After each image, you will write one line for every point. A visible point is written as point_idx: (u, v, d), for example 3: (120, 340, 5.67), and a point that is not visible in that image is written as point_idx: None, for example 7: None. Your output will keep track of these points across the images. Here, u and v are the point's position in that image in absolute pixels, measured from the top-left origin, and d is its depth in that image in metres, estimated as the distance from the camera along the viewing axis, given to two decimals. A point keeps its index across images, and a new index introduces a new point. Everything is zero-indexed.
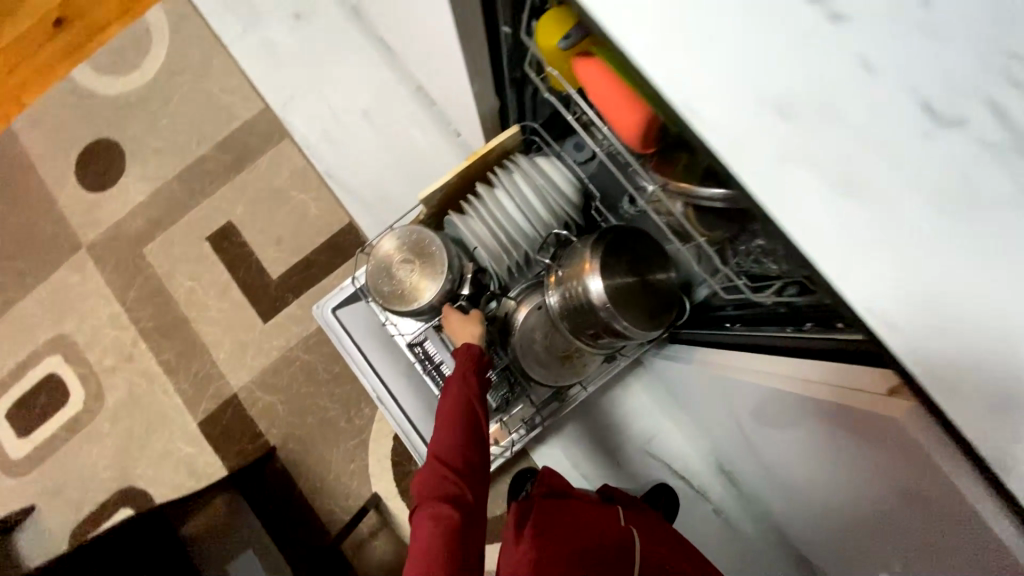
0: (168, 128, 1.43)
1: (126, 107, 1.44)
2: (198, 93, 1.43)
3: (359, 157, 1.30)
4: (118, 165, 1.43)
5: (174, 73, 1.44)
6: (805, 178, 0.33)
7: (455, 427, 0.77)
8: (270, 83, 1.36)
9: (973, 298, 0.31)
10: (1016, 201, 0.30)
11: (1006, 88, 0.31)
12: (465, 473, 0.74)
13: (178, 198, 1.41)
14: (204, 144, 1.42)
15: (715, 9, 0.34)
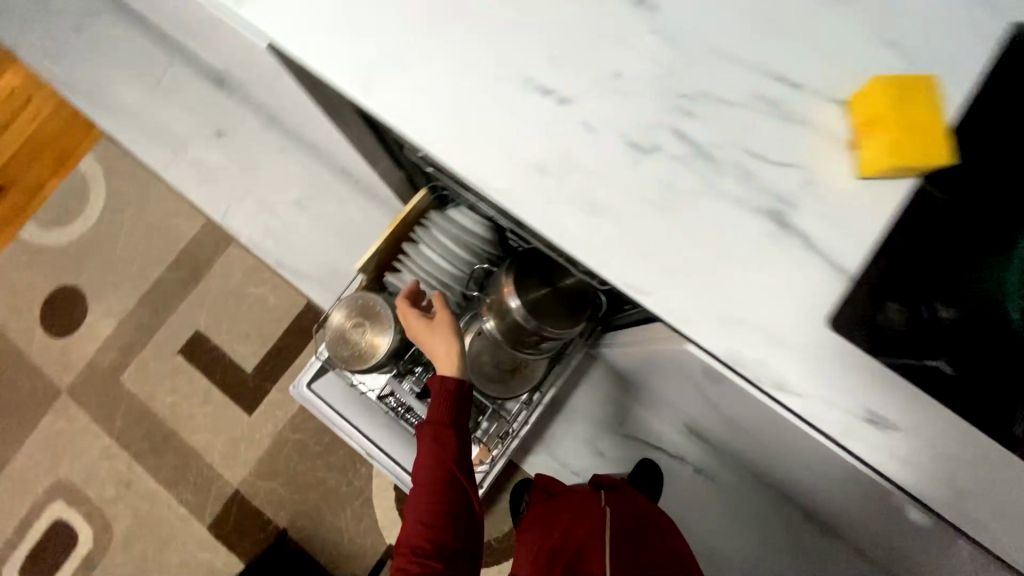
0: (122, 262, 1.54)
1: (78, 253, 1.55)
2: (143, 224, 1.55)
3: (303, 243, 1.44)
4: (81, 307, 1.52)
5: (117, 211, 1.56)
6: (570, 211, 0.48)
7: (430, 491, 0.72)
8: (208, 199, 1.49)
9: (693, 261, 0.46)
10: (699, 189, 0.47)
11: (679, 119, 0.49)
12: (440, 540, 0.70)
13: (144, 322, 1.50)
14: (158, 267, 1.53)
15: (487, 115, 0.50)
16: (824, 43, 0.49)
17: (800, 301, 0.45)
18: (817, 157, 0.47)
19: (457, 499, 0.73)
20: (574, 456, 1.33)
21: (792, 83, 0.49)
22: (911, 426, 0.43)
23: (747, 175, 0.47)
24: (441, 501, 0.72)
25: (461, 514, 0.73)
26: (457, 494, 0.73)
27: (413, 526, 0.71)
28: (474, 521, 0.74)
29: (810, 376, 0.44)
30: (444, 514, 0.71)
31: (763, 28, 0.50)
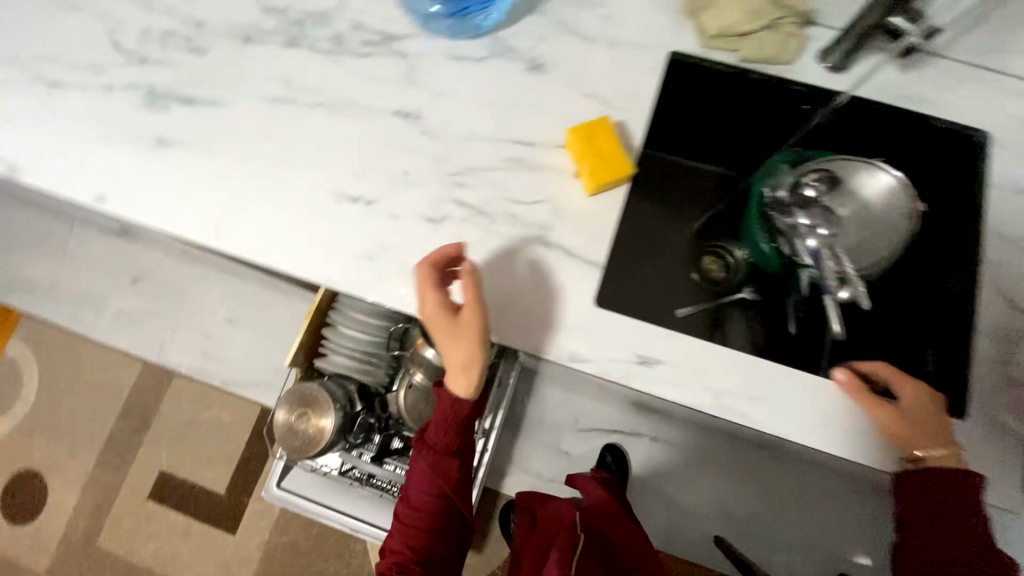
0: (71, 428, 1.57)
1: (25, 434, 1.57)
2: (82, 385, 1.59)
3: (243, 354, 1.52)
4: (40, 485, 1.54)
5: (53, 381, 1.60)
6: (395, 281, 0.63)
7: (426, 517, 0.71)
8: (140, 342, 1.56)
9: (491, 291, 0.62)
10: (482, 238, 0.64)
11: (456, 190, 0.65)
12: (423, 556, 0.70)
13: (108, 479, 1.53)
14: (108, 421, 1.57)
15: (316, 230, 0.65)
16: (543, 107, 0.68)
17: (573, 295, 0.62)
18: (558, 190, 0.65)
19: (451, 518, 0.72)
20: (544, 465, 1.34)
21: (528, 143, 0.67)
22: (671, 356, 0.59)
23: (513, 217, 0.64)
24: (434, 525, 0.71)
25: (451, 533, 0.73)
26: (448, 516, 0.72)
27: (401, 544, 0.71)
28: (462, 538, 0.75)
29: (594, 346, 0.60)
30: (433, 534, 0.71)
31: (499, 109, 0.68)
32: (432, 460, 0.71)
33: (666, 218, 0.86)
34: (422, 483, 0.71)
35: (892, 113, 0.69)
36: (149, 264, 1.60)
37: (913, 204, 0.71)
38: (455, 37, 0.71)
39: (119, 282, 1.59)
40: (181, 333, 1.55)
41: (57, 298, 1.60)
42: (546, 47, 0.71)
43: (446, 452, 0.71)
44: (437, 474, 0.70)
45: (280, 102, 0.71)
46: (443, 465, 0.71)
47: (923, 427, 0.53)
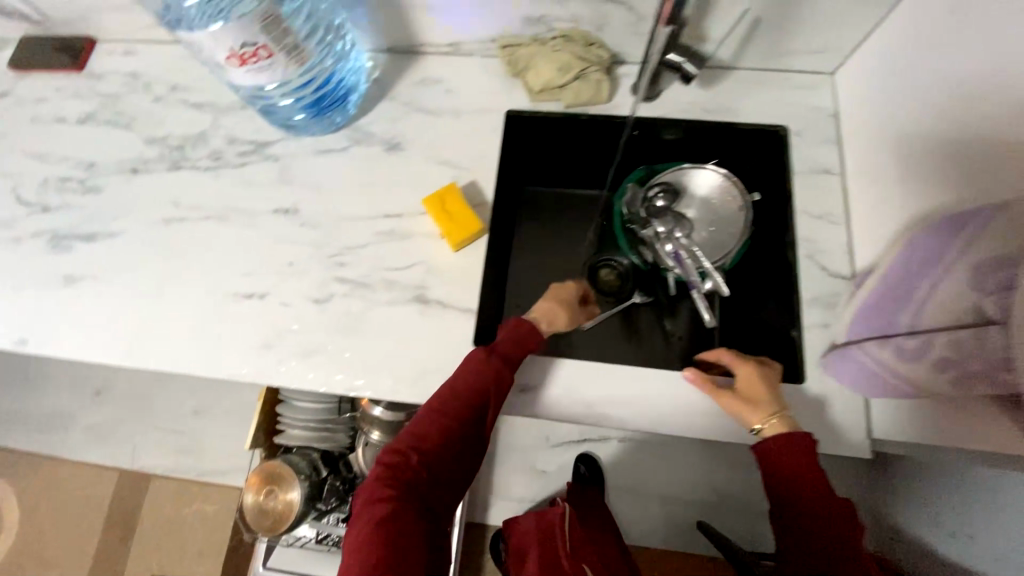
0: (57, 553, 1.56)
1: (11, 568, 1.56)
2: (62, 507, 1.59)
3: (215, 442, 1.55)
4: None
5: (32, 509, 1.60)
6: (295, 363, 0.69)
7: (465, 410, 0.61)
8: (113, 452, 1.58)
9: (381, 353, 0.69)
10: (367, 307, 0.71)
11: (339, 269, 0.73)
12: (421, 480, 0.61)
13: None
14: (92, 538, 1.57)
15: (219, 330, 0.72)
16: (404, 181, 0.77)
17: (452, 342, 0.69)
18: (427, 250, 0.73)
19: (465, 441, 0.63)
20: (521, 487, 1.28)
21: (394, 215, 0.75)
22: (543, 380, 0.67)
23: (392, 282, 0.72)
24: (481, 416, 0.63)
25: (461, 455, 0.63)
26: (470, 435, 0.63)
27: (430, 439, 0.61)
28: (469, 466, 0.65)
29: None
30: (439, 455, 0.61)
31: (366, 189, 0.77)
32: (474, 366, 0.62)
33: (553, 251, 0.96)
34: (466, 373, 0.61)
35: (704, 127, 0.78)
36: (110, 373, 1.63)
37: (746, 197, 0.81)
38: (318, 133, 0.80)
39: (83, 397, 1.62)
40: (149, 436, 1.57)
41: (22, 425, 1.62)
42: (399, 127, 0.80)
43: (513, 350, 0.64)
44: (477, 380, 0.61)
45: (174, 221, 0.79)
46: (504, 356, 0.63)
47: (754, 398, 0.61)
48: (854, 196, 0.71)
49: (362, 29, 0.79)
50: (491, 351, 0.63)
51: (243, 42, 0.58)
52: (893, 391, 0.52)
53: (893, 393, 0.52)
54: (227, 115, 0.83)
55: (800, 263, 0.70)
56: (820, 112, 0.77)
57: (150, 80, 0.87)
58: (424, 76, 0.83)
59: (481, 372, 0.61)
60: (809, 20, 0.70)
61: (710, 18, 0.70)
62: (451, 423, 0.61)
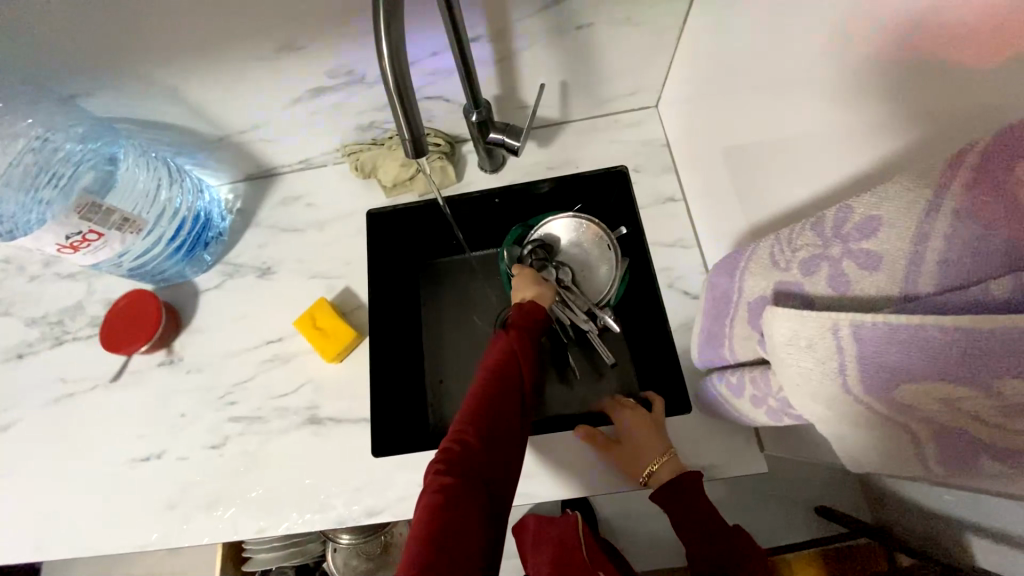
0: None
1: None
2: None
3: None
4: None
5: None
6: (200, 516, 0.69)
7: (500, 390, 0.61)
8: None
9: (283, 485, 0.69)
10: (263, 442, 0.71)
11: (229, 408, 0.74)
12: (482, 448, 0.56)
13: None
14: None
15: (123, 501, 0.72)
16: (280, 305, 0.79)
17: (353, 456, 0.69)
18: (313, 369, 0.74)
19: (509, 419, 0.60)
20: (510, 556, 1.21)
21: (276, 340, 0.77)
22: None
23: (283, 408, 0.73)
24: (512, 399, 0.61)
25: (509, 430, 0.59)
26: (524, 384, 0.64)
27: (470, 425, 0.58)
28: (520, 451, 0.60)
29: (381, 497, 0.67)
30: (492, 428, 0.58)
31: (245, 321, 0.78)
32: (505, 342, 0.67)
33: (451, 317, 0.90)
34: (493, 361, 0.65)
35: (552, 185, 0.82)
36: None
37: (612, 233, 0.83)
38: (190, 276, 0.81)
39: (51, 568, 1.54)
40: None
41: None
42: (268, 252, 0.82)
43: (529, 342, 0.68)
44: (509, 359, 0.65)
45: (66, 399, 0.79)
46: (518, 350, 0.66)
47: (641, 451, 0.62)
48: (698, 217, 0.75)
49: (211, 169, 0.82)
50: (500, 355, 0.65)
51: (67, 235, 0.61)
52: (736, 414, 0.53)
53: (738, 416, 0.53)
54: (100, 280, 0.84)
55: (664, 293, 0.73)
56: (653, 144, 0.82)
57: (22, 262, 0.87)
58: (283, 195, 0.85)
59: (498, 365, 0.64)
60: (610, 71, 0.75)
61: (521, 92, 0.75)
62: (487, 406, 0.59)
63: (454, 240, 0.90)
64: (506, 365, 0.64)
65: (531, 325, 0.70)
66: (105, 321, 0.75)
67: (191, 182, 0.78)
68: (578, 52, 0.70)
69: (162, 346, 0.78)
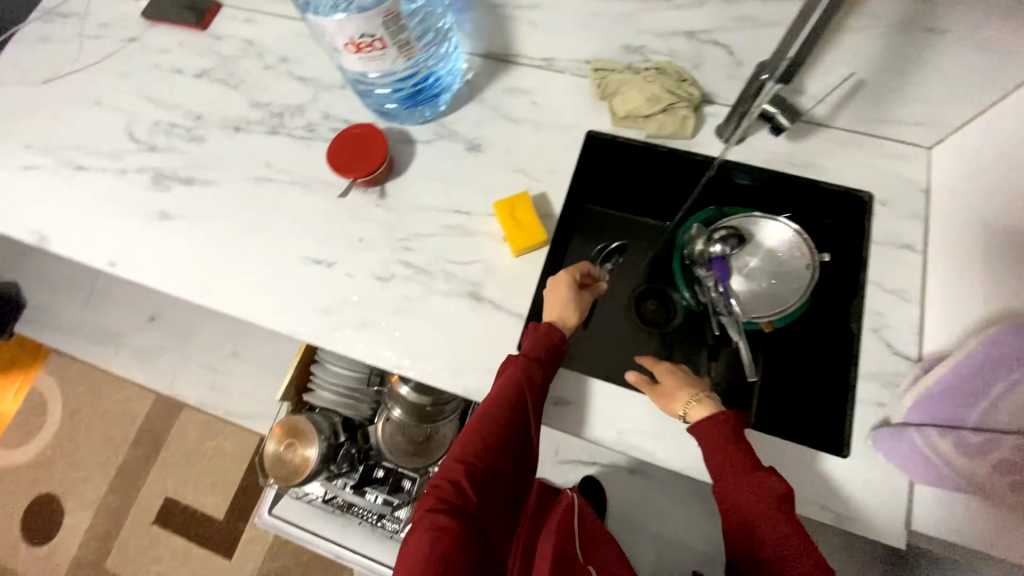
0: (108, 448, 1.81)
1: (74, 451, 1.83)
2: (120, 412, 1.83)
3: (253, 387, 1.73)
4: (76, 495, 1.78)
5: (101, 406, 1.86)
6: (345, 329, 0.74)
7: (495, 441, 0.64)
8: (168, 373, 1.80)
9: (428, 338, 0.72)
10: (423, 293, 0.75)
11: (404, 252, 0.77)
12: (477, 491, 0.64)
13: (129, 495, 1.74)
14: (137, 447, 1.78)
15: (280, 285, 0.78)
16: (478, 181, 0.81)
17: (497, 344, 0.71)
18: (489, 251, 0.76)
19: (504, 469, 0.66)
20: None
21: (464, 212, 0.79)
22: (608, 410, 0.67)
23: (451, 273, 0.75)
24: (506, 451, 0.65)
25: (506, 467, 0.66)
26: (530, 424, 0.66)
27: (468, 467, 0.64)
28: (515, 486, 0.68)
29: None
30: (486, 472, 0.65)
31: (443, 182, 0.81)
32: (519, 378, 0.63)
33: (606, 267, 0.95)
34: (504, 395, 0.63)
35: (769, 175, 0.78)
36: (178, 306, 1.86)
37: (816, 255, 0.79)
38: (407, 122, 0.85)
39: (150, 319, 1.86)
40: (203, 361, 1.79)
41: (85, 340, 1.90)
42: (483, 130, 0.84)
43: (544, 368, 0.65)
44: (521, 398, 0.63)
45: (262, 181, 0.86)
46: (533, 386, 0.64)
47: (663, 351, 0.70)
48: (935, 275, 0.69)
49: (466, 32, 0.84)
50: (512, 383, 0.63)
51: (362, 32, 0.64)
52: (896, 465, 0.59)
53: (911, 473, 0.57)
54: (326, 94, 0.90)
55: (864, 334, 0.68)
56: (911, 184, 0.75)
57: (262, 48, 0.96)
58: (514, 83, 0.86)
59: (511, 404, 0.63)
60: (910, 92, 0.69)
61: (810, 75, 0.71)
62: (490, 445, 0.65)
63: (631, 197, 0.93)
64: (516, 403, 0.63)
65: (547, 362, 0.66)
66: (332, 151, 0.78)
67: (449, 42, 0.81)
68: (904, 54, 0.64)
69: (375, 185, 0.81)
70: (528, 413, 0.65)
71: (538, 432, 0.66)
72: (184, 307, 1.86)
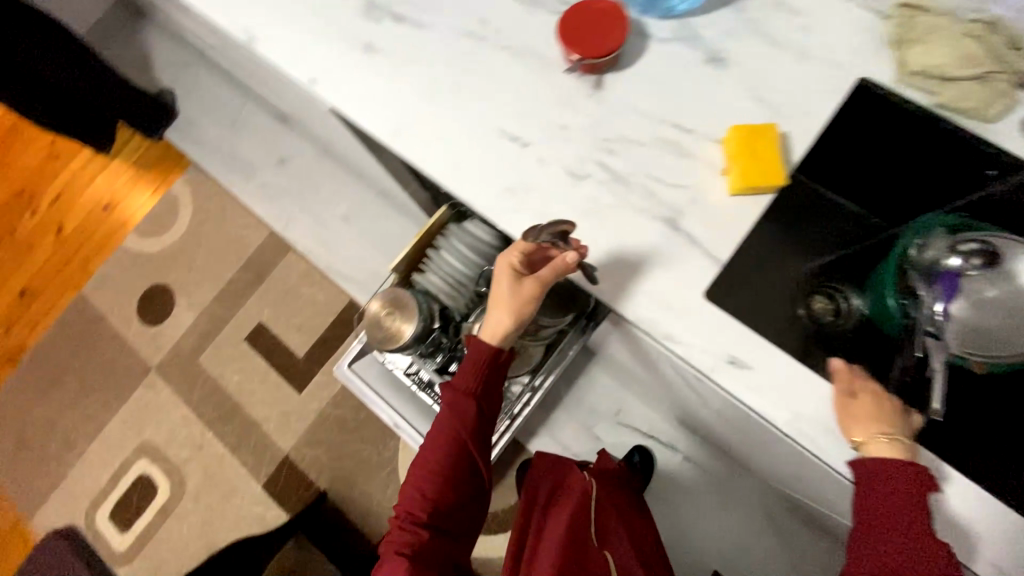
0: (217, 264, 1.98)
1: (188, 257, 2.02)
2: (235, 237, 2.00)
3: (353, 253, 1.81)
4: (183, 295, 1.97)
5: (220, 226, 2.02)
6: (525, 214, 0.70)
7: (435, 490, 0.81)
8: (281, 215, 1.91)
9: (612, 252, 0.66)
10: (616, 203, 0.68)
11: (606, 153, 0.70)
12: (449, 503, 0.82)
13: (226, 311, 1.92)
14: (243, 272, 1.95)
15: (469, 150, 0.74)
16: (710, 100, 0.70)
17: (685, 281, 0.64)
18: (704, 180, 0.67)
19: (455, 504, 0.83)
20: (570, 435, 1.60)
21: (686, 128, 0.69)
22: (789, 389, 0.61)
23: (652, 192, 0.67)
24: (453, 494, 0.82)
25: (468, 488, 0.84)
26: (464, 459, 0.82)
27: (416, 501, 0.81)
28: (475, 501, 0.86)
29: (688, 329, 0.63)
30: (436, 496, 0.81)
31: (669, 89, 0.72)
32: (466, 412, 0.80)
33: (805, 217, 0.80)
34: (430, 443, 0.81)
35: None
36: (304, 156, 1.94)
37: None
38: (648, 15, 0.75)
39: (278, 161, 1.96)
40: (316, 214, 1.88)
41: (217, 161, 2.03)
42: (731, 44, 0.72)
43: (461, 413, 0.81)
44: (442, 442, 0.81)
45: (472, 37, 0.80)
46: (466, 420, 0.81)
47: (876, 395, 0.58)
48: None
49: None
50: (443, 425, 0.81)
51: None
52: None
53: None
54: None
55: None
56: None
57: None
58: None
59: (444, 449, 0.81)
60: None
61: None
62: (427, 476, 0.81)
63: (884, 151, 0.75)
64: (451, 437, 0.81)
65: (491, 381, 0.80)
66: (563, 25, 0.72)
67: None
68: None
69: (595, 72, 0.73)
70: (467, 446, 0.82)
71: (484, 460, 0.83)
72: (309, 158, 1.93)
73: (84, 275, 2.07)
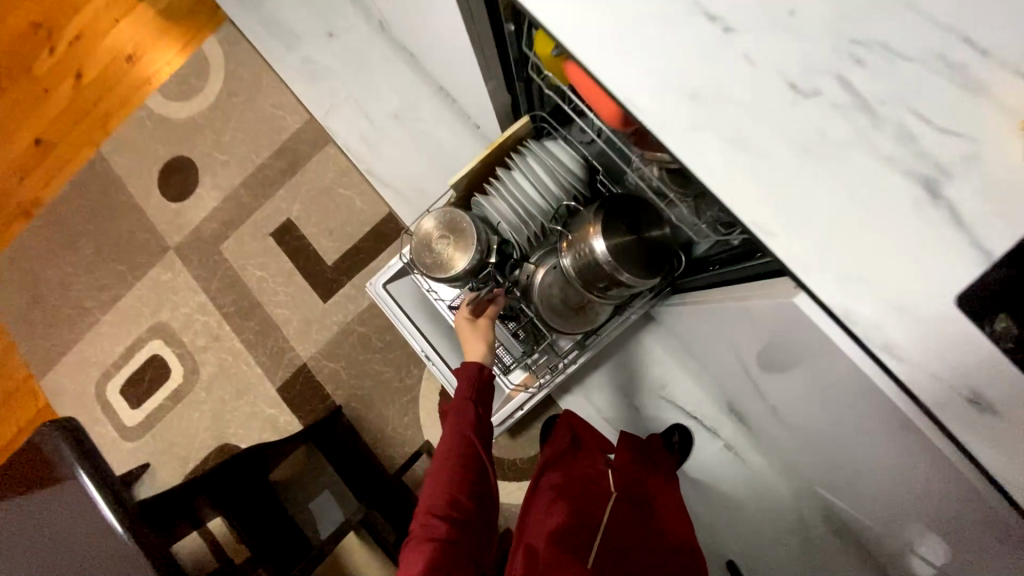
0: (246, 145, 1.78)
1: (214, 131, 1.80)
2: (267, 116, 1.77)
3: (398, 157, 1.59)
4: (206, 174, 1.79)
5: (251, 101, 1.78)
6: (711, 139, 0.49)
7: (455, 483, 0.82)
8: (321, 99, 1.67)
9: (831, 216, 0.46)
10: (853, 143, 0.47)
11: (850, 63, 0.47)
12: (475, 500, 0.83)
13: (252, 199, 1.74)
14: (273, 158, 1.75)
15: (642, 29, 0.50)
16: None
17: (931, 274, 0.44)
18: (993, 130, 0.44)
19: (476, 504, 0.82)
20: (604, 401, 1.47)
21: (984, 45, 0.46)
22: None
23: (908, 135, 0.46)
24: (468, 491, 0.83)
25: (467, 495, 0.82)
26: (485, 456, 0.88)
27: (443, 495, 0.81)
28: (484, 513, 0.83)
29: (920, 343, 0.45)
30: (466, 491, 0.82)
31: None
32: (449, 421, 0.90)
33: None
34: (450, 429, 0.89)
35: None
36: (354, 32, 1.65)
37: None
38: None
39: (324, 33, 1.67)
40: (362, 105, 1.64)
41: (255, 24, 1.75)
42: None
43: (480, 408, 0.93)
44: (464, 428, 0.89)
45: None
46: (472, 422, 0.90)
47: None
48: None
49: None
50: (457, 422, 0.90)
51: None
52: None
53: None
54: None
55: None
56: None
57: None
58: None
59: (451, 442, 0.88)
60: None
61: None
62: (452, 469, 0.84)
63: None
64: (462, 433, 0.89)
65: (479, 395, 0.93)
66: None
67: None
68: None
69: None
70: (481, 448, 0.88)
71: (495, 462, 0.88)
72: (361, 35, 1.65)
73: (102, 133, 1.88)
